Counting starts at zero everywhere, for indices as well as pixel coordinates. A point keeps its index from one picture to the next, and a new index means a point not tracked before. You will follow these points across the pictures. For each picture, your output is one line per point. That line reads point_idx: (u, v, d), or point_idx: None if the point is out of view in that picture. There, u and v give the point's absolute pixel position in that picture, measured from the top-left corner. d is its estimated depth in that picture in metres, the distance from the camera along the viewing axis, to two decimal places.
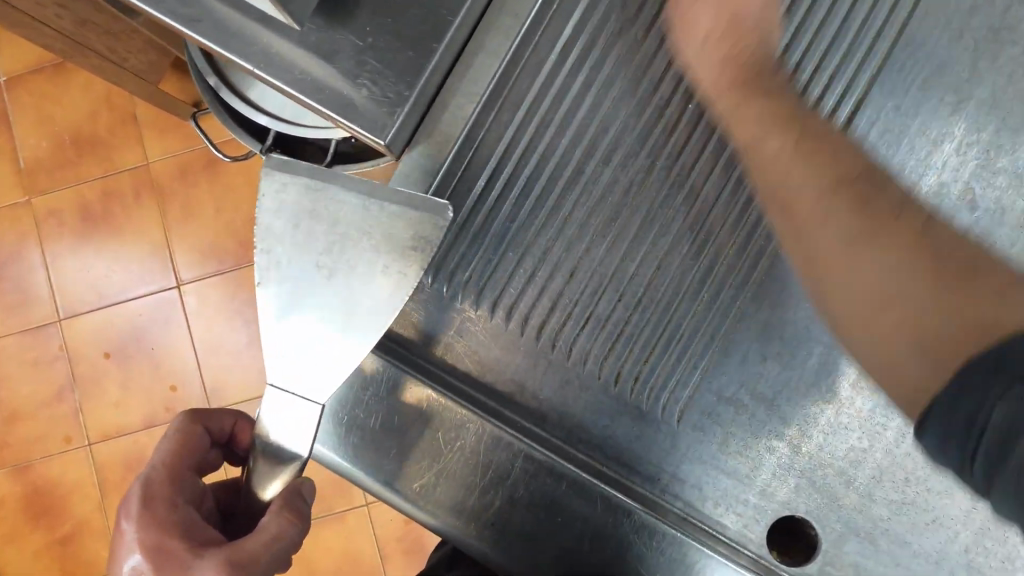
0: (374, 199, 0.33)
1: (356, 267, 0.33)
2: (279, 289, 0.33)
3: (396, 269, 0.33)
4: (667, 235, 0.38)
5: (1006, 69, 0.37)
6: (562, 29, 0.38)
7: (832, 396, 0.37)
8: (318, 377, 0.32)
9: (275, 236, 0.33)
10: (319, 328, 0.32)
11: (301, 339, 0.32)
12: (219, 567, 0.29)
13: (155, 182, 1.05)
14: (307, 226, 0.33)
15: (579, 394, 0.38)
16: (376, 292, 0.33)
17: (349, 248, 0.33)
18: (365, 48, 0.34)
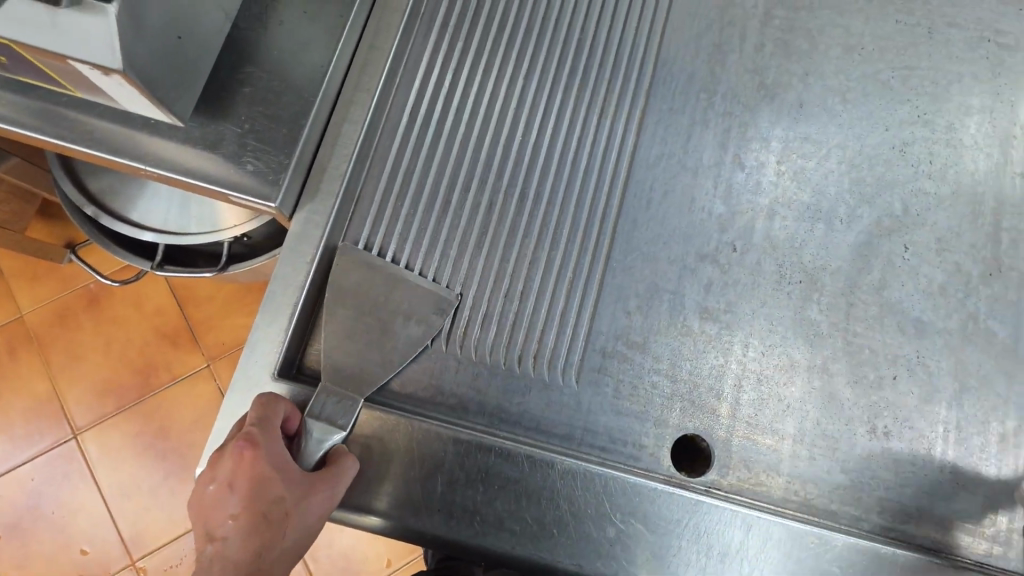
0: (410, 280, 0.44)
1: (391, 319, 0.43)
2: (340, 326, 0.41)
3: (419, 326, 0.43)
4: (531, 235, 0.47)
5: (733, 69, 0.52)
6: (407, 94, 0.47)
7: (688, 330, 0.47)
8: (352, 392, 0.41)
9: (335, 282, 0.42)
10: (356, 358, 0.41)
11: (354, 366, 0.41)
12: (327, 480, 0.37)
13: (32, 333, 1.00)
14: (358, 283, 0.43)
15: (490, 380, 0.44)
16: (401, 338, 0.42)
17: (394, 316, 0.43)
18: (244, 133, 0.42)
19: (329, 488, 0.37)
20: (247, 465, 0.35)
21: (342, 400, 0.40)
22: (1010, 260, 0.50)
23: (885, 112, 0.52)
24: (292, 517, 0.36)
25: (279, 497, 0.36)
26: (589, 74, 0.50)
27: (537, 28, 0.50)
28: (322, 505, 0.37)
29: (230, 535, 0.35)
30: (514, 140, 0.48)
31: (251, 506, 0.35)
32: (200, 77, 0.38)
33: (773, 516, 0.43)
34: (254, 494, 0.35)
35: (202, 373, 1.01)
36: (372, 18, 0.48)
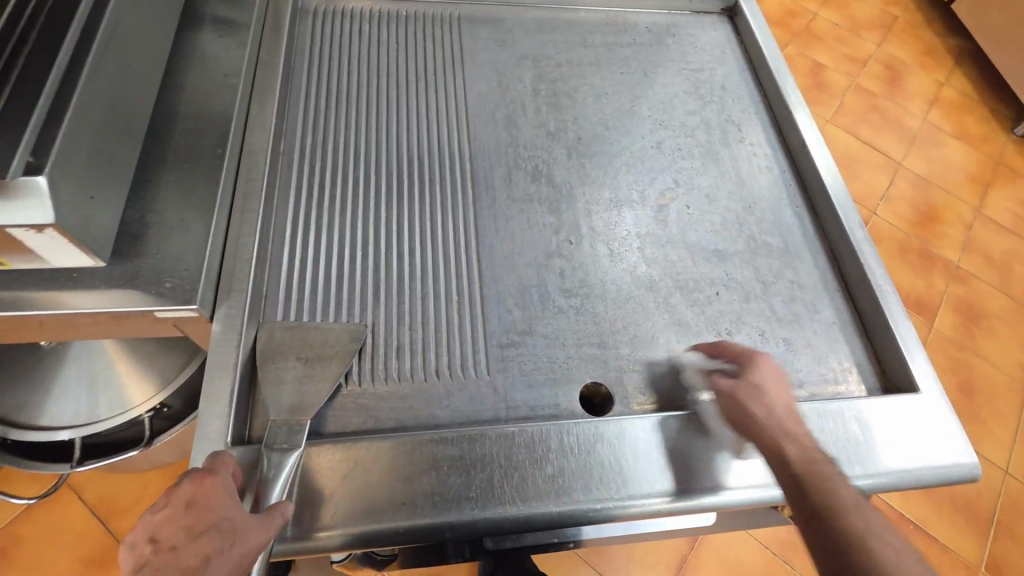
0: (322, 323, 0.54)
1: (315, 355, 0.51)
2: (274, 375, 0.50)
3: (340, 353, 0.52)
4: (415, 277, 0.58)
5: (526, 129, 0.70)
6: (287, 208, 0.60)
7: (559, 308, 0.59)
8: (300, 417, 0.47)
9: (261, 343, 0.51)
10: (293, 392, 0.49)
11: (295, 400, 0.48)
12: (269, 516, 0.40)
13: None
14: (281, 338, 0.52)
15: (418, 396, 0.52)
16: (327, 367, 0.51)
17: (316, 350, 0.52)
18: (157, 263, 0.51)
19: (272, 521, 0.40)
20: (206, 484, 0.39)
21: (291, 426, 0.46)
22: (759, 193, 0.70)
23: (638, 126, 0.73)
24: (239, 538, 0.37)
25: (229, 513, 0.38)
26: (424, 159, 0.66)
27: (375, 139, 0.66)
28: (264, 530, 0.39)
29: (181, 541, 0.35)
30: (381, 218, 0.61)
31: (205, 517, 0.37)
32: (110, 229, 0.48)
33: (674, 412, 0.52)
34: (211, 505, 0.38)
35: None
36: (244, 159, 0.60)
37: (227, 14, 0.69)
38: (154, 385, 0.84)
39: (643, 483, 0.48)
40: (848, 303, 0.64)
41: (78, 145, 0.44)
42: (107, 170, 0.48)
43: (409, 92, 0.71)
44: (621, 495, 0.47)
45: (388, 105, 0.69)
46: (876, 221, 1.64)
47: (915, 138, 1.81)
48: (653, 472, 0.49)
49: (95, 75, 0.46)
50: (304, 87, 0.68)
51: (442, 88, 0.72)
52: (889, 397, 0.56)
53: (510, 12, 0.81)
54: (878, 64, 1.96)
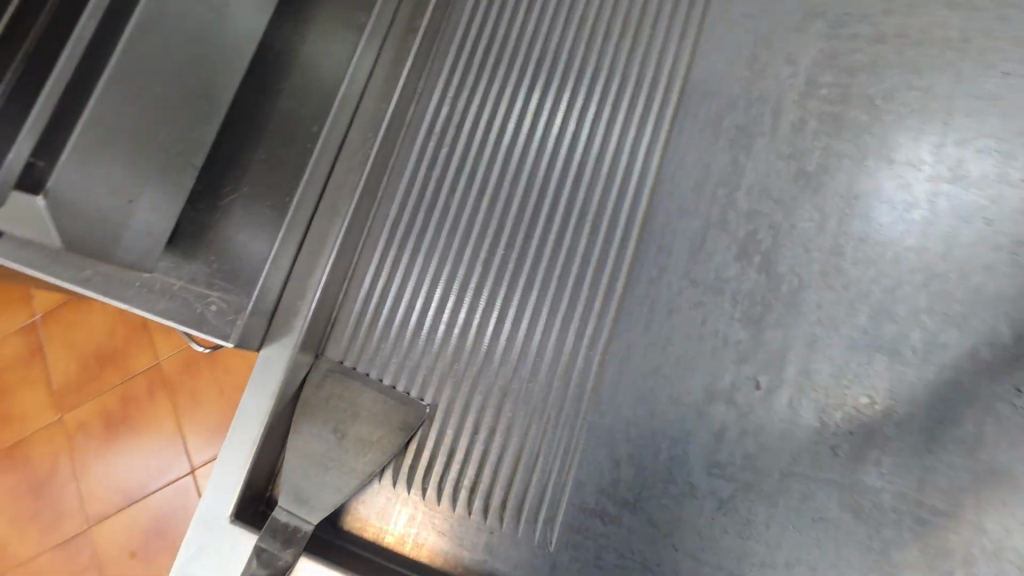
0: (377, 390, 0.43)
1: (353, 435, 0.42)
2: (303, 443, 0.42)
3: (380, 444, 0.41)
4: (507, 361, 0.42)
5: (764, 156, 0.42)
6: (388, 209, 0.46)
7: (692, 490, 0.38)
8: (308, 514, 0.39)
9: (307, 395, 0.43)
10: (314, 478, 0.40)
11: (311, 490, 0.40)
12: None
13: (167, 379, 1.00)
14: (326, 394, 0.43)
15: (453, 533, 0.40)
16: (360, 459, 0.41)
17: (358, 427, 0.42)
18: (213, 271, 0.42)
19: None
20: None
21: (293, 529, 0.39)
22: None
23: (987, 197, 0.39)
24: None
25: None
26: (581, 177, 0.44)
27: (524, 126, 0.46)
28: None
29: None
30: (491, 259, 0.44)
31: None
32: (164, 223, 0.40)
33: None
34: None
35: None
36: (352, 132, 0.46)
37: None
38: None
39: None
40: None
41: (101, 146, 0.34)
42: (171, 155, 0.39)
43: (598, 52, 0.46)
44: None
45: (560, 72, 0.46)
46: None
47: None
48: None
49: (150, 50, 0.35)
50: (456, 23, 0.48)
51: (652, 51, 0.45)
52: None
53: None
54: None
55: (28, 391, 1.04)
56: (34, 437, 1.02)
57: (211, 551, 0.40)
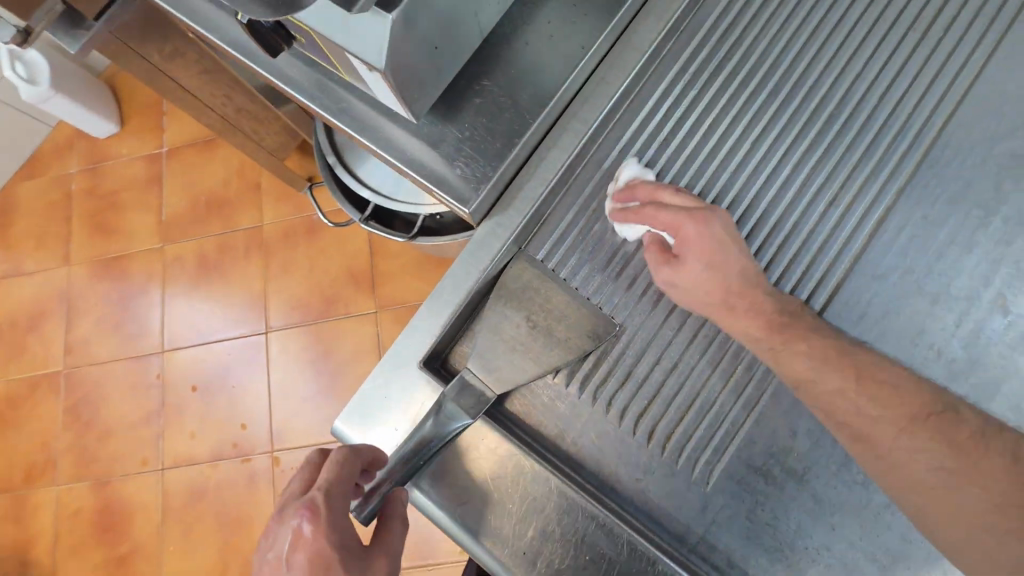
0: (573, 295, 0.44)
1: (544, 328, 0.43)
2: (495, 321, 0.44)
3: (569, 343, 0.43)
4: (706, 309, 0.43)
5: None
6: (622, 132, 0.46)
7: (864, 481, 0.39)
8: (491, 384, 0.42)
9: (507, 280, 0.45)
10: (502, 356, 0.42)
11: (498, 364, 0.42)
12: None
13: (264, 242, 1.41)
14: (527, 285, 0.45)
15: (614, 447, 0.42)
16: (548, 353, 0.43)
17: (550, 323, 0.43)
18: (463, 139, 0.44)
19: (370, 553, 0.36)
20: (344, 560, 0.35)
21: (479, 392, 0.42)
22: None
23: None
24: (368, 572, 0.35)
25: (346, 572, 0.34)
26: (822, 156, 0.44)
27: (780, 91, 0.46)
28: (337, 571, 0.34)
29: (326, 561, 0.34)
30: (714, 208, 0.45)
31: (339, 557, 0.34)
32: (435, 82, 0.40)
33: None
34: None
35: (367, 316, 1.32)
36: (613, 49, 0.47)
37: None
38: None
39: None
40: None
41: None
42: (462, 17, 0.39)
43: (869, 44, 0.46)
44: None
45: (833, 48, 0.46)
46: None
47: None
48: None
49: None
50: None
51: (932, 60, 0.45)
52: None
53: None
54: None
55: (145, 214, 1.49)
56: (167, 251, 1.45)
57: (394, 389, 0.43)
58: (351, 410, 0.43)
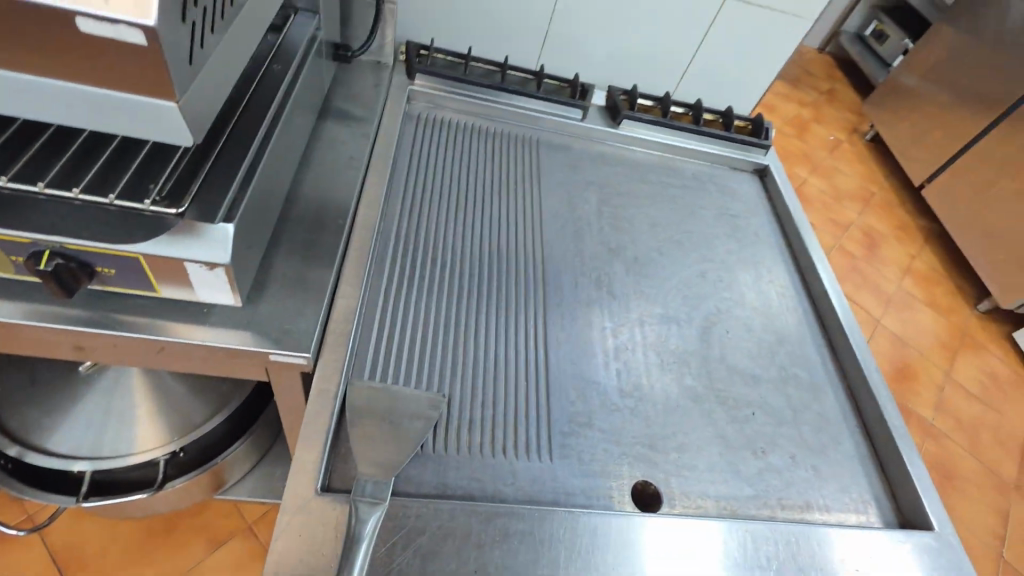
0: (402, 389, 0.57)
1: (398, 416, 0.54)
2: (360, 429, 0.52)
3: (421, 416, 0.55)
4: (491, 360, 0.64)
5: (592, 242, 0.80)
6: (380, 279, 0.66)
7: (616, 408, 0.64)
8: (383, 469, 0.50)
9: (353, 398, 0.54)
10: (377, 449, 0.51)
11: (380, 454, 0.51)
12: None
13: None
14: (367, 395, 0.55)
15: (486, 472, 0.56)
16: (410, 427, 0.53)
17: (399, 413, 0.54)
18: (275, 306, 0.56)
19: None
20: None
21: (377, 481, 0.49)
22: (788, 330, 0.79)
23: (685, 257, 0.83)
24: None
25: None
26: (497, 257, 0.74)
27: (457, 233, 0.75)
28: None
29: None
30: (460, 304, 0.68)
31: None
32: (247, 265, 0.51)
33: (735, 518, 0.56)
34: None
35: None
36: (354, 229, 0.67)
37: (349, 110, 0.80)
38: (200, 413, 0.87)
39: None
40: (867, 439, 0.70)
41: (249, 202, 0.48)
42: (264, 219, 0.53)
43: (485, 198, 0.80)
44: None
45: (469, 205, 0.79)
46: None
47: (893, 303, 2.16)
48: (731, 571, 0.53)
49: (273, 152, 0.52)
50: (405, 175, 0.78)
51: (517, 198, 0.82)
52: (906, 530, 0.61)
53: (579, 143, 0.96)
54: (858, 231, 2.40)
55: None
56: None
57: (304, 524, 0.46)
58: (270, 570, 0.44)
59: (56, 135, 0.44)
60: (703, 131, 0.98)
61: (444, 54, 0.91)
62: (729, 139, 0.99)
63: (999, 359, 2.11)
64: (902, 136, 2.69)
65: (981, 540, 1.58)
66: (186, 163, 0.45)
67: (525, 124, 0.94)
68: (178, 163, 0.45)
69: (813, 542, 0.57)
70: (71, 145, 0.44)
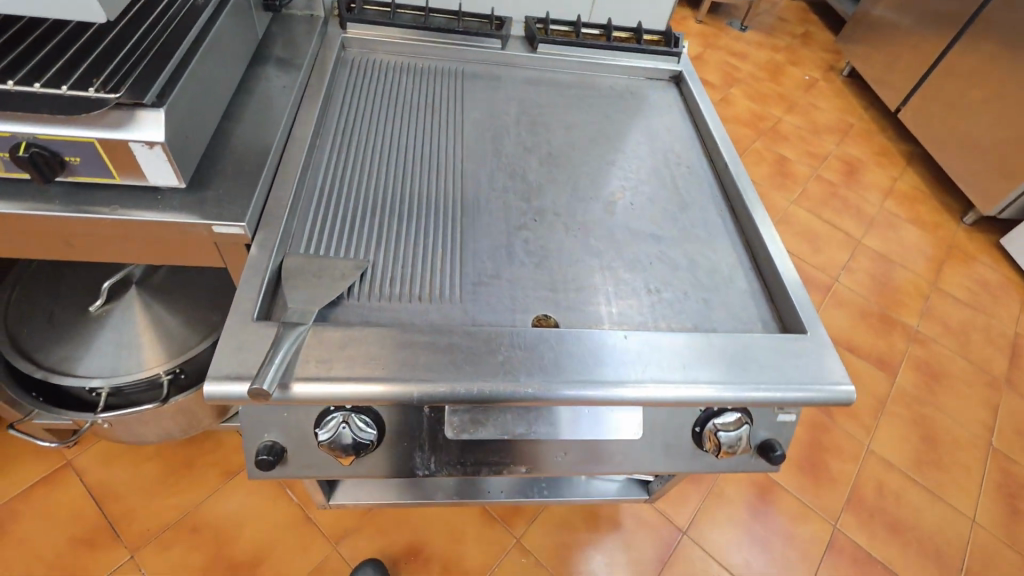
0: (329, 257, 0.69)
1: (324, 273, 0.67)
2: (295, 282, 0.65)
3: (343, 273, 0.67)
4: (412, 235, 0.75)
5: (509, 143, 0.90)
6: (314, 182, 0.78)
7: (522, 262, 0.74)
8: (312, 303, 0.63)
9: (288, 262, 0.67)
10: (305, 295, 0.64)
11: (309, 297, 0.64)
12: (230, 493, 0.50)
13: None
14: (299, 260, 0.68)
15: (404, 312, 0.67)
16: (335, 281, 0.66)
17: (327, 272, 0.67)
18: (217, 196, 0.69)
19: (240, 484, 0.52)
20: None
21: (303, 311, 0.62)
22: (690, 199, 0.88)
23: (595, 150, 0.93)
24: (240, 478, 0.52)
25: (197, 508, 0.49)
26: (421, 161, 0.85)
27: (385, 146, 0.86)
28: None
29: None
30: (386, 197, 0.79)
31: None
32: (187, 157, 0.64)
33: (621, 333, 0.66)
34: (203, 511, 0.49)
35: (122, 566, 1.10)
36: (288, 144, 0.79)
37: (287, 57, 0.93)
38: (192, 339, 1.03)
39: (600, 374, 0.61)
40: (758, 277, 0.79)
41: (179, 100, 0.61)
42: (198, 118, 0.66)
43: (412, 118, 0.92)
44: (586, 381, 0.60)
45: (396, 124, 0.90)
46: (849, 271, 1.99)
47: (873, 223, 2.19)
48: (615, 368, 0.62)
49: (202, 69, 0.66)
50: (338, 108, 0.90)
51: (442, 116, 0.93)
52: (782, 334, 0.70)
53: (503, 70, 1.06)
54: (837, 160, 2.43)
55: None
56: None
57: (241, 339, 0.57)
58: (217, 364, 0.55)
59: (25, 51, 0.58)
60: (616, 46, 1.06)
61: (373, 5, 1.03)
62: (641, 51, 1.07)
63: (987, 266, 2.12)
64: (875, 65, 2.70)
65: (970, 430, 1.61)
66: (122, 65, 0.58)
67: (451, 59, 1.05)
68: (116, 67, 0.58)
69: (686, 345, 0.66)
70: (35, 56, 0.57)
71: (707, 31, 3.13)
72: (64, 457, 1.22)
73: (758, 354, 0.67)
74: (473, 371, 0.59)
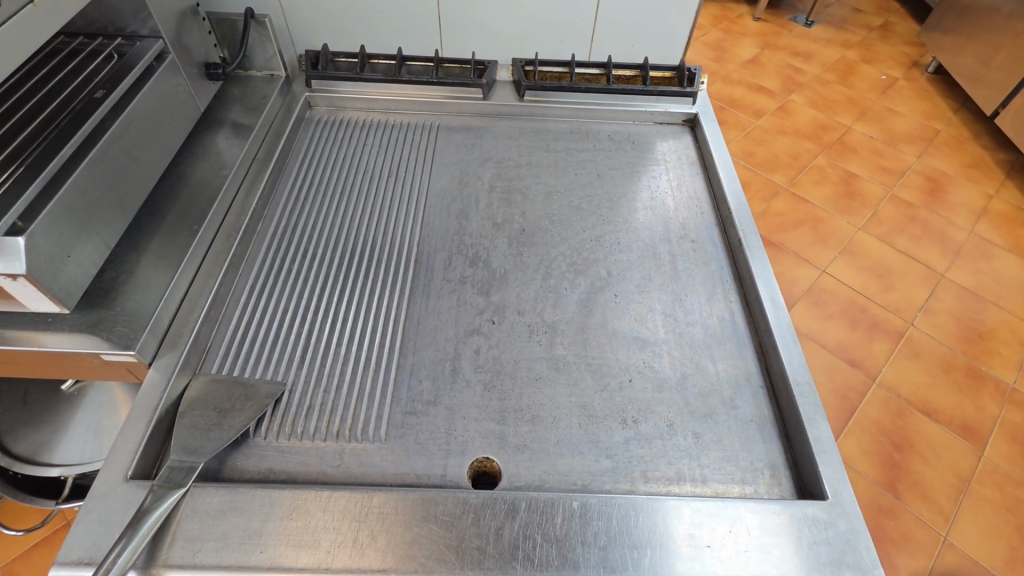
0: (236, 380, 0.59)
1: (225, 404, 0.57)
2: (189, 420, 0.56)
3: (246, 405, 0.57)
4: (342, 341, 0.64)
5: (476, 219, 0.78)
6: (244, 279, 0.69)
7: (467, 382, 0.62)
8: (199, 452, 0.53)
9: (189, 393, 0.58)
10: (193, 440, 0.54)
11: (199, 444, 0.54)
12: None
13: None
14: (200, 389, 0.59)
15: (314, 458, 0.56)
16: (233, 419, 0.56)
17: (228, 405, 0.57)
18: (117, 313, 0.61)
19: None
20: None
21: (182, 466, 0.52)
22: (690, 286, 0.71)
23: (581, 222, 0.78)
24: None
25: None
26: (370, 243, 0.74)
27: (333, 224, 0.76)
28: None
29: None
30: (321, 291, 0.69)
31: None
32: (71, 276, 0.56)
33: (572, 496, 0.52)
34: None
35: None
36: (217, 234, 0.71)
37: (239, 121, 0.84)
38: None
39: (533, 564, 0.48)
40: (770, 398, 0.62)
41: (56, 218, 0.53)
42: (95, 221, 0.58)
43: (371, 185, 0.81)
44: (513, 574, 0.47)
45: (350, 195, 0.79)
46: (927, 313, 1.70)
47: (960, 253, 1.87)
48: (559, 552, 0.49)
49: (98, 171, 0.58)
50: (290, 180, 0.81)
51: (405, 182, 0.82)
52: (792, 499, 0.53)
53: (488, 123, 0.93)
54: (918, 176, 2.11)
55: None
56: None
57: (104, 509, 0.50)
58: (68, 546, 0.47)
59: None
60: (615, 89, 0.91)
61: (344, 56, 0.93)
62: (648, 93, 0.91)
63: None
64: (968, 60, 2.33)
65: None
66: (2, 173, 0.53)
67: (428, 112, 0.93)
68: None
69: (659, 517, 0.51)
70: None
71: (768, 29, 2.84)
72: (66, 517, 1.22)
73: (753, 532, 0.50)
74: (373, 555, 0.48)
